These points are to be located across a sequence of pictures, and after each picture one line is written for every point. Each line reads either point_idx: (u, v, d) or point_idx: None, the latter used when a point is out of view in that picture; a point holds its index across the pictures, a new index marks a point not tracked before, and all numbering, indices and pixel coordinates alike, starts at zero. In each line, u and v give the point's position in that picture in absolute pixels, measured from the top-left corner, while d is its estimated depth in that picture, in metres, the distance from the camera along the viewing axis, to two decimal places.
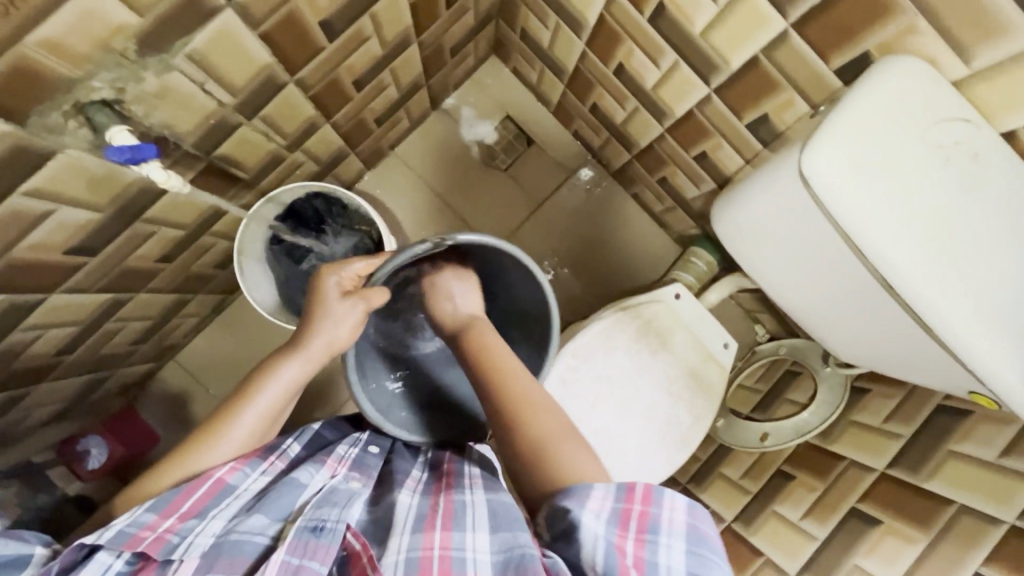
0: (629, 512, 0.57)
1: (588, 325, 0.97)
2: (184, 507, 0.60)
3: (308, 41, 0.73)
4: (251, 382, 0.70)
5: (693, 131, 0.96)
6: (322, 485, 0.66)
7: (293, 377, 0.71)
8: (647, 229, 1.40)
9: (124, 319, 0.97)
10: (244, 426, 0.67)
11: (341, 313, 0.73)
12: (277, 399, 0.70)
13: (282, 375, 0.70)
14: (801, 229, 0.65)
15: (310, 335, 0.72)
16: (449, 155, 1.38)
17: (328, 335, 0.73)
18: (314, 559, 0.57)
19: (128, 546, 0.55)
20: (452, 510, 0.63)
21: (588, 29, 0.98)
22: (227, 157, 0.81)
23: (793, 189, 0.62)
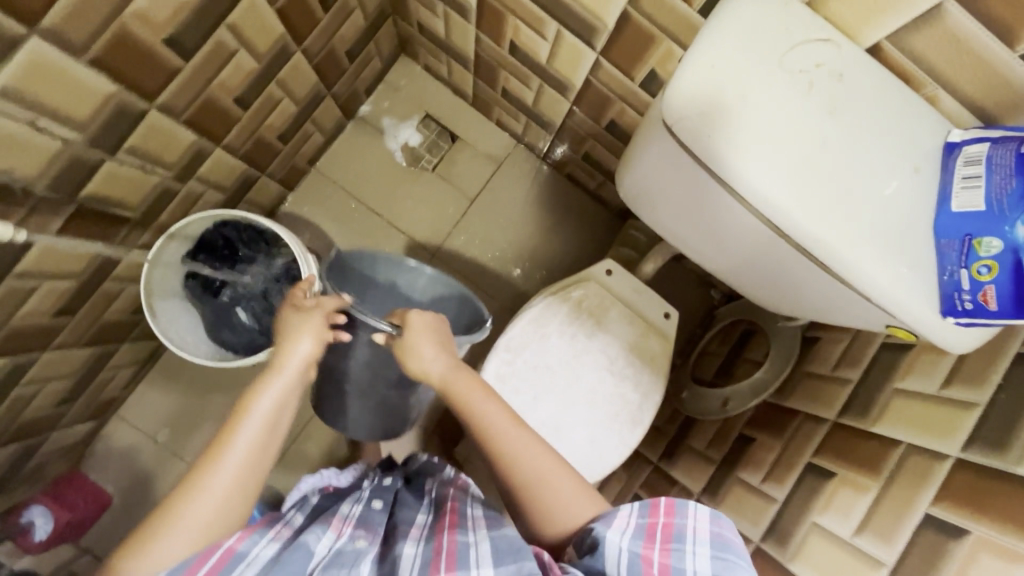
0: (653, 526, 0.56)
1: (520, 314, 0.94)
2: None
3: (155, 62, 0.69)
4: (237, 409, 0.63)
5: (597, 100, 0.93)
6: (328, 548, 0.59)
7: (278, 394, 0.64)
8: (588, 209, 1.36)
9: (34, 383, 0.92)
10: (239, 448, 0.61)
11: (306, 329, 0.70)
12: (272, 414, 0.63)
13: (267, 392, 0.64)
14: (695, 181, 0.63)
15: (285, 354, 0.67)
16: (373, 163, 1.34)
17: (300, 350, 0.68)
18: None
19: None
20: (456, 555, 0.56)
21: (472, 11, 0.94)
22: (101, 196, 0.77)
23: None
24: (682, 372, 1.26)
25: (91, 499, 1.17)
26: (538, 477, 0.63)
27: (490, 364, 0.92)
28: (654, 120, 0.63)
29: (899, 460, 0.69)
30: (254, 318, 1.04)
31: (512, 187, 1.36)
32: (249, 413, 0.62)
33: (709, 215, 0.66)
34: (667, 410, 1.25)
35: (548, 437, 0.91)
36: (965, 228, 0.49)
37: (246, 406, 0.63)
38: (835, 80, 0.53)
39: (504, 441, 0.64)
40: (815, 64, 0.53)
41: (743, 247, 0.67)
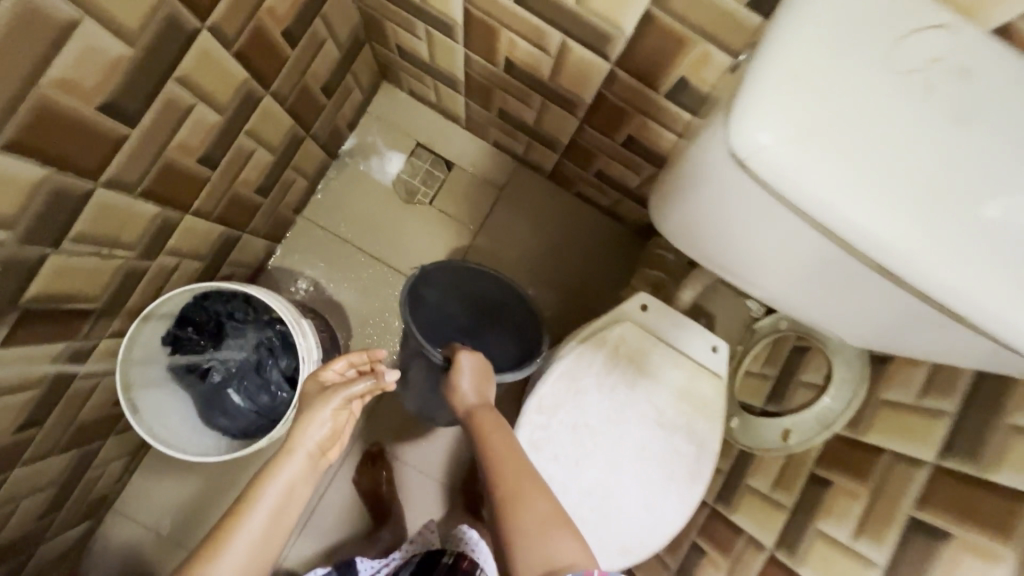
0: None
1: (549, 367, 0.81)
2: None
3: (90, 135, 0.58)
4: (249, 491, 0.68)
5: (611, 114, 0.81)
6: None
7: (288, 481, 0.69)
8: (605, 227, 1.24)
9: (8, 503, 0.81)
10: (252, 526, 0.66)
11: (323, 405, 0.73)
12: (282, 499, 0.69)
13: (280, 478, 0.69)
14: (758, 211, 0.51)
15: (298, 440, 0.71)
16: (365, 203, 1.22)
17: (313, 435, 0.72)
18: None
19: None
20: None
21: (458, 28, 0.83)
22: (53, 294, 0.66)
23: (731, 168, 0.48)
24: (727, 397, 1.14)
25: None
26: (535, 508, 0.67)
27: (522, 431, 0.80)
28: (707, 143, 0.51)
29: None
30: (249, 398, 0.93)
31: (518, 211, 1.24)
32: (264, 492, 0.68)
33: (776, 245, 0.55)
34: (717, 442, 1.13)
35: (598, 507, 0.79)
36: None
37: (261, 488, 0.68)
38: (953, 78, 0.42)
39: (501, 460, 0.71)
40: (926, 60, 0.42)
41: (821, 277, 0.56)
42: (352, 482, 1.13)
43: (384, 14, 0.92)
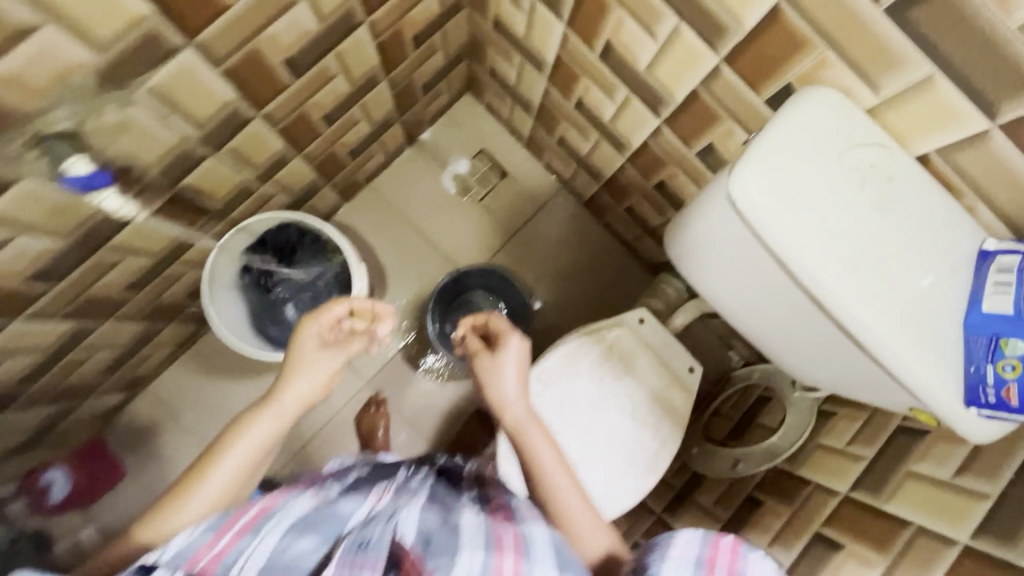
0: (713, 561, 0.55)
1: (553, 348, 0.98)
2: (240, 524, 0.56)
3: (270, 78, 0.76)
4: (221, 440, 0.65)
5: (651, 161, 0.99)
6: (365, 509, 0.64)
7: (260, 438, 0.65)
8: (621, 258, 1.43)
9: (90, 348, 0.97)
10: (227, 466, 0.63)
11: (319, 363, 0.71)
12: (261, 443, 0.66)
13: (254, 431, 0.66)
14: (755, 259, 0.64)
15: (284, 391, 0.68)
16: (425, 187, 1.41)
17: (299, 390, 0.69)
18: (363, 570, 0.54)
19: (187, 565, 0.52)
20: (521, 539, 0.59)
21: (548, 66, 1.01)
22: (195, 188, 0.84)
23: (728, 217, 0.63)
24: (695, 429, 1.28)
25: (103, 471, 1.20)
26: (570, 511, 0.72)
27: None
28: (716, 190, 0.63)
29: (905, 542, 0.72)
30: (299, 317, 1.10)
31: (553, 227, 1.43)
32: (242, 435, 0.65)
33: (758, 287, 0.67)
34: (675, 463, 1.27)
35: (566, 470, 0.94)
36: (993, 328, 0.54)
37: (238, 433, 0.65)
38: (885, 181, 0.58)
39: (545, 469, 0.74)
40: (869, 164, 0.58)
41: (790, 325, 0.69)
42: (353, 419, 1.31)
43: (489, 40, 1.12)
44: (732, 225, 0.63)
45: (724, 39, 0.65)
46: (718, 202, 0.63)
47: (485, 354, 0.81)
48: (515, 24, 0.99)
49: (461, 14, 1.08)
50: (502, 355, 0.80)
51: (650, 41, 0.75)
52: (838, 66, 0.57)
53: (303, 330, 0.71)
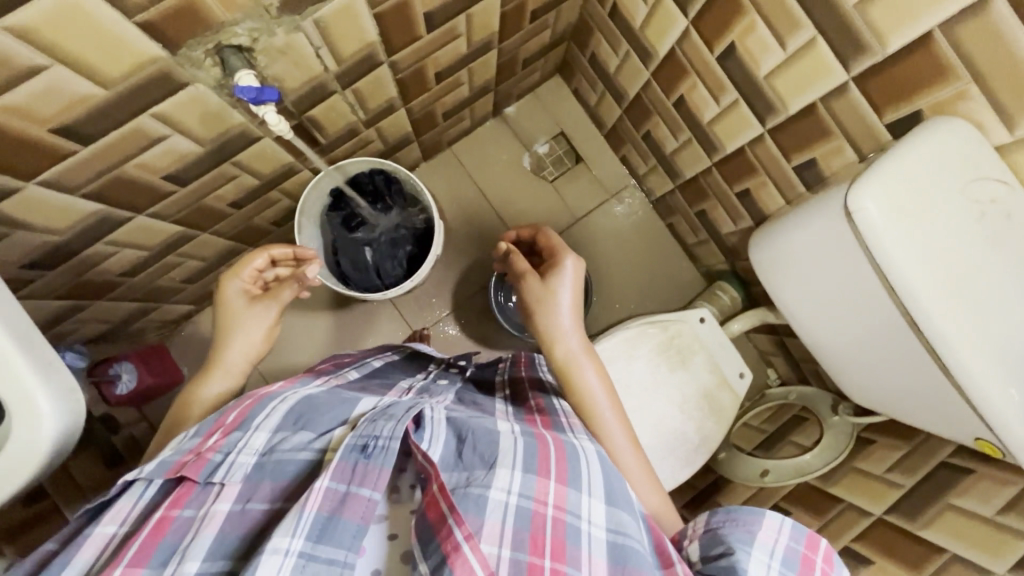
0: (809, 559, 0.59)
1: (615, 330, 1.02)
2: (228, 423, 0.60)
3: (409, 26, 0.80)
4: (184, 399, 0.81)
5: (741, 167, 1.02)
6: (378, 401, 0.65)
7: (223, 385, 0.83)
8: (678, 260, 1.47)
9: (184, 255, 1.03)
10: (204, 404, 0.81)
11: (256, 318, 0.87)
12: (219, 396, 0.82)
13: (207, 389, 0.81)
14: (847, 272, 0.69)
15: (227, 352, 0.84)
16: (501, 159, 1.45)
17: (241, 345, 0.85)
18: (364, 485, 0.53)
19: (171, 471, 0.56)
20: (566, 459, 0.62)
21: (656, 60, 1.04)
22: (315, 120, 0.88)
23: (837, 230, 0.67)
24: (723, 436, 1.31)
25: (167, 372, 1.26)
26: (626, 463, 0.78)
27: None
28: (829, 202, 0.67)
29: (940, 565, 0.75)
30: (375, 262, 1.15)
31: (617, 220, 1.47)
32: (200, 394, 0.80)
33: (842, 299, 0.72)
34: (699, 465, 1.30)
35: None
36: None
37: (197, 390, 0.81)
38: (1003, 217, 0.62)
39: (603, 415, 0.81)
40: (992, 198, 0.61)
41: (864, 341, 0.74)
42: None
43: (599, 26, 1.15)
44: (837, 235, 0.67)
45: (860, 59, 0.69)
46: (828, 212, 0.67)
47: (533, 278, 0.89)
48: (633, 13, 1.02)
49: None
50: (558, 281, 0.88)
51: (779, 49, 0.77)
52: (976, 100, 0.64)
53: (229, 287, 0.86)
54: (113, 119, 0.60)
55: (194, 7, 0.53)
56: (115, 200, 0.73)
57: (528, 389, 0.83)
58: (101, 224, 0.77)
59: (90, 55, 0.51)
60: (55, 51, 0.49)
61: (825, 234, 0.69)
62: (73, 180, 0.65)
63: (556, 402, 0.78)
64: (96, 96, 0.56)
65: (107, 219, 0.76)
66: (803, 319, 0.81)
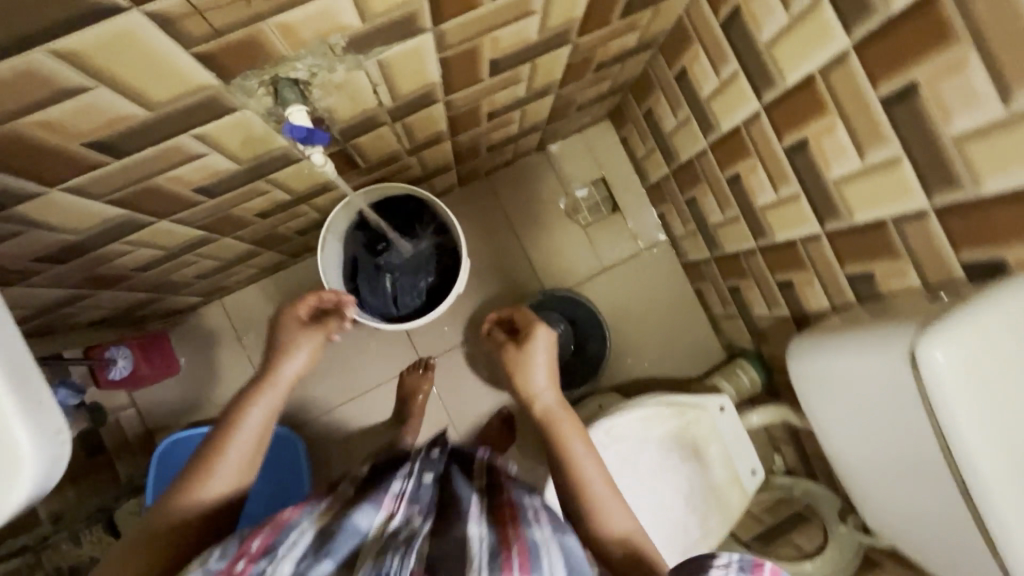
0: None
1: (630, 407, 0.96)
2: (253, 548, 0.53)
3: (473, 70, 0.77)
4: (215, 441, 0.67)
5: (789, 259, 0.97)
6: (393, 522, 0.57)
7: (259, 424, 0.68)
8: (700, 326, 1.43)
9: (200, 255, 0.99)
10: (231, 462, 0.66)
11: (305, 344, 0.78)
12: (257, 434, 0.68)
13: (246, 423, 0.68)
14: (903, 412, 0.64)
15: (274, 376, 0.73)
16: (538, 196, 1.41)
17: (289, 372, 0.75)
18: None
19: None
20: (529, 558, 0.55)
21: (717, 134, 0.99)
22: (359, 147, 0.84)
23: (900, 369, 0.62)
24: None
25: (163, 364, 1.25)
26: (614, 534, 0.67)
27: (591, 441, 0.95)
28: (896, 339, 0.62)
29: None
30: (400, 288, 1.11)
31: (645, 276, 1.43)
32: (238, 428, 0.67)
33: (890, 433, 0.68)
34: None
35: None
36: None
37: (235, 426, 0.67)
38: None
39: (582, 477, 0.70)
40: None
41: (895, 475, 0.71)
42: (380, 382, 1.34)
43: (661, 85, 1.11)
44: (899, 375, 0.63)
45: (948, 191, 0.64)
46: (892, 349, 0.63)
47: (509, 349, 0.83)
48: (702, 83, 0.97)
49: (647, 52, 1.06)
50: (529, 348, 0.82)
51: (856, 159, 0.73)
52: None
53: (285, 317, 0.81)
54: (152, 137, 0.56)
55: (257, 42, 0.49)
56: (140, 207, 0.70)
57: (503, 478, 0.69)
58: (122, 227, 0.73)
59: (138, 81, 0.48)
60: (102, 76, 0.45)
61: (885, 368, 0.64)
62: (100, 188, 0.61)
63: (525, 496, 0.64)
64: (138, 116, 0.52)
65: (128, 223, 0.73)
66: (832, 435, 0.78)
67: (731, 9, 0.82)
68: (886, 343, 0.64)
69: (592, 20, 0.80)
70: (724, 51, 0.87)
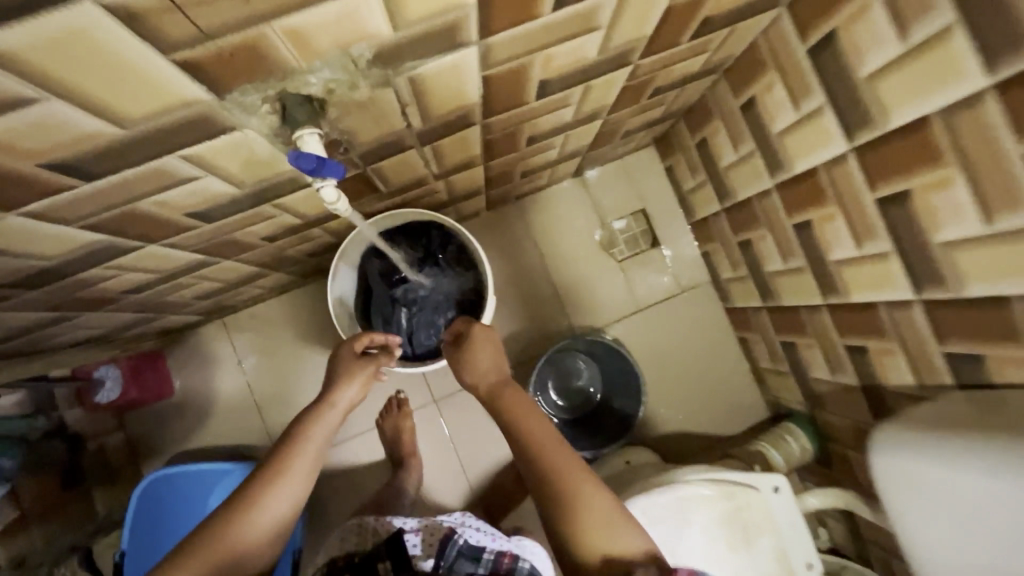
0: None
1: (670, 484, 0.84)
2: None
3: (519, 92, 0.66)
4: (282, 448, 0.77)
5: (867, 323, 0.84)
6: None
7: (320, 437, 0.80)
8: (742, 379, 1.29)
9: (198, 278, 0.89)
10: (297, 468, 0.76)
11: (356, 374, 0.86)
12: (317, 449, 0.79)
13: (310, 437, 0.79)
14: None
15: (335, 397, 0.83)
16: (572, 226, 1.29)
17: (346, 395, 0.85)
18: None
19: None
20: None
21: (789, 175, 0.87)
22: (381, 171, 0.74)
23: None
24: None
25: (156, 385, 1.16)
26: (586, 503, 0.67)
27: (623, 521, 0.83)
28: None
29: None
30: (411, 327, 1.01)
31: (683, 319, 1.30)
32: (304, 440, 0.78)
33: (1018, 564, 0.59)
34: None
35: None
36: None
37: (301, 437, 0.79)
38: None
39: (540, 445, 0.72)
40: None
41: None
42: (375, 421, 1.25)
43: (722, 115, 0.99)
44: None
45: None
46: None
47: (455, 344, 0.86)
48: (774, 116, 0.85)
49: (709, 78, 0.94)
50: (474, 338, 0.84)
51: (977, 222, 0.60)
52: None
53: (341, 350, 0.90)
54: (129, 159, 0.46)
55: (259, 49, 0.39)
56: (123, 233, 0.60)
57: None
58: (102, 252, 0.63)
59: (101, 91, 0.37)
60: (51, 84, 0.34)
61: (1016, 487, 0.56)
62: (70, 214, 0.51)
63: None
64: (108, 133, 0.41)
65: (109, 248, 0.63)
66: (936, 552, 0.68)
67: (824, 35, 0.70)
68: (1014, 455, 0.56)
69: (660, 40, 0.69)
70: (809, 81, 0.75)
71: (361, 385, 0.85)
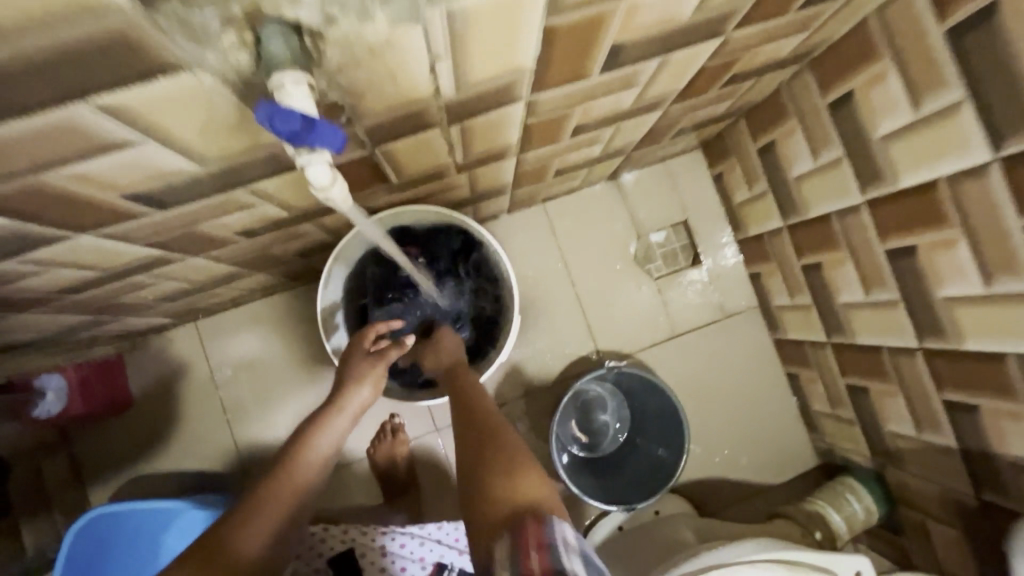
0: None
1: (727, 564, 0.69)
2: None
3: (583, 58, 0.50)
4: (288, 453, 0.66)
5: (984, 378, 0.68)
6: None
7: (330, 443, 0.68)
8: (789, 421, 1.13)
9: (159, 277, 0.73)
10: (304, 477, 0.65)
11: (367, 375, 0.70)
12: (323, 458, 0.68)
13: (317, 443, 0.67)
14: None
15: (346, 398, 0.70)
16: (604, 235, 1.13)
17: (357, 398, 0.70)
18: None
19: None
20: None
21: (889, 189, 0.71)
22: (394, 156, 0.58)
23: None
24: None
25: (108, 398, 0.99)
26: (506, 446, 0.59)
27: None
28: None
29: None
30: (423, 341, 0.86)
31: (724, 349, 1.14)
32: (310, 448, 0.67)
33: None
34: None
35: None
36: None
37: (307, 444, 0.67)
38: None
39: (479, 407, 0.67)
40: None
41: None
42: (367, 448, 1.08)
43: (799, 115, 0.83)
44: None
45: None
46: None
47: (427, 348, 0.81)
48: (878, 117, 0.69)
49: (791, 69, 0.79)
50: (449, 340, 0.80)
51: None
52: None
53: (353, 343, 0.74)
54: (10, 104, 0.29)
55: None
56: (35, 217, 0.43)
57: None
58: (11, 241, 0.47)
59: None
60: None
61: None
62: None
63: None
64: None
65: (20, 237, 0.46)
66: None
67: (976, 10, 0.54)
68: None
69: (767, 3, 0.53)
70: (941, 72, 0.59)
71: (374, 385, 0.71)
